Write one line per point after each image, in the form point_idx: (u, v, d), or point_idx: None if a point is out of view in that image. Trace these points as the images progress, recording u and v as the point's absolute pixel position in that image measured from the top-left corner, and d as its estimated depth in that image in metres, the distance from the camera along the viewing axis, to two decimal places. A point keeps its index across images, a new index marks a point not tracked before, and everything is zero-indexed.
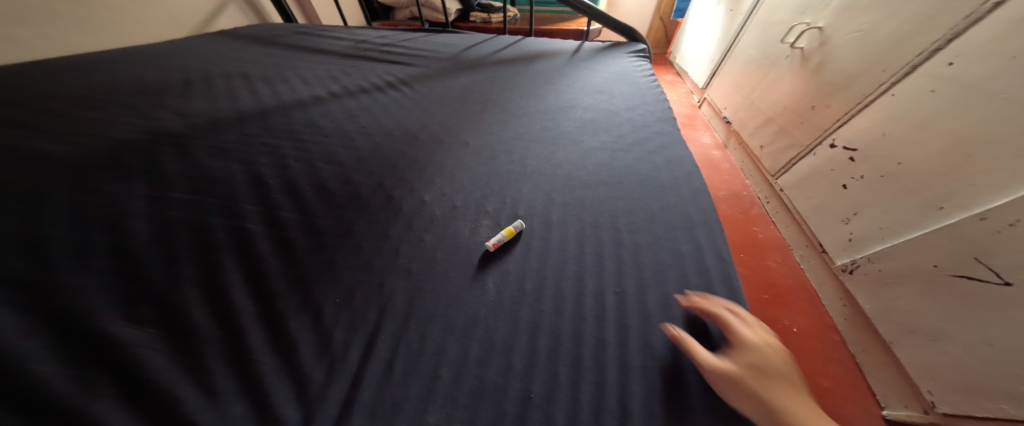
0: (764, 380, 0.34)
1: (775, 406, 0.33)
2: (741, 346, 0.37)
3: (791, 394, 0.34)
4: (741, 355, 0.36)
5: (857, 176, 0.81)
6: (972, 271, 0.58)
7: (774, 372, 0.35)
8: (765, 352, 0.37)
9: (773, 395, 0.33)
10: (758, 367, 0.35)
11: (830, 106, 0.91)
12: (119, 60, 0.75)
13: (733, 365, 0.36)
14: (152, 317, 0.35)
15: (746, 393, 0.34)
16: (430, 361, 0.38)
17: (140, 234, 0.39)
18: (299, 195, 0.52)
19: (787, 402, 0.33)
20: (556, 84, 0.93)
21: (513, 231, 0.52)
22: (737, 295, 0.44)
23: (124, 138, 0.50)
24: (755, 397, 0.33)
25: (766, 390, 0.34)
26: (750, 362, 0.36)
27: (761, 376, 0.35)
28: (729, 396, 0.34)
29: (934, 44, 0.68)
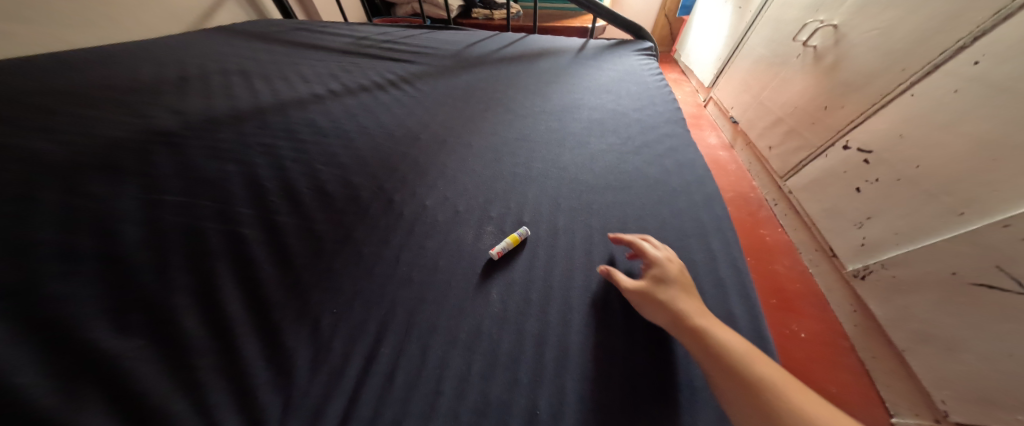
0: (669, 291, 0.40)
1: (678, 310, 0.39)
2: (650, 267, 0.43)
3: (693, 299, 0.40)
4: (651, 274, 0.42)
5: (871, 179, 0.78)
6: (992, 280, 0.56)
7: (679, 283, 0.42)
8: (672, 269, 0.43)
9: (677, 302, 0.39)
10: (664, 282, 0.41)
11: (844, 106, 0.88)
12: (114, 55, 0.73)
13: (645, 283, 0.42)
14: (143, 327, 0.33)
15: (655, 304, 0.40)
16: (432, 375, 0.36)
17: (132, 238, 0.37)
18: (296, 198, 0.50)
19: (688, 305, 0.39)
20: (561, 82, 0.91)
21: (518, 239, 0.50)
22: (753, 309, 0.42)
23: (116, 137, 0.48)
24: (661, 306, 0.40)
25: (670, 298, 0.40)
26: (657, 279, 0.42)
27: (667, 289, 0.41)
28: (642, 309, 0.41)
29: (960, 42, 0.65)
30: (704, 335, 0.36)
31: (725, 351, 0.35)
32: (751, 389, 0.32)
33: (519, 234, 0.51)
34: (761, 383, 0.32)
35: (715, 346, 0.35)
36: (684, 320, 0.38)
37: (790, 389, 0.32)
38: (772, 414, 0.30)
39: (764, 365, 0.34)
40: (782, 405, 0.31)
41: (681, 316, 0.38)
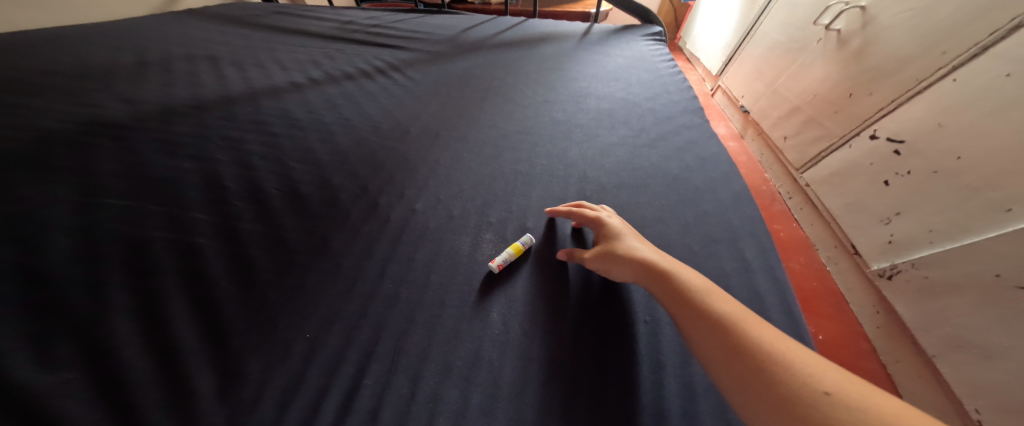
0: (628, 244, 0.39)
1: (639, 263, 0.37)
2: (607, 227, 0.42)
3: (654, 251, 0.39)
4: (609, 234, 0.41)
5: (902, 172, 0.73)
6: None
7: (640, 240, 0.41)
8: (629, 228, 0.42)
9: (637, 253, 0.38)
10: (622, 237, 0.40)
11: (872, 93, 0.82)
12: (64, 39, 0.65)
13: (604, 245, 0.41)
14: (70, 355, 0.27)
15: (617, 260, 0.39)
16: (422, 413, 0.31)
17: (60, 248, 0.31)
18: (265, 202, 0.44)
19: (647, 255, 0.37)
20: (565, 69, 0.83)
21: (521, 248, 0.44)
22: (798, 327, 0.36)
23: (50, 128, 0.41)
24: (620, 261, 0.38)
25: (629, 251, 0.38)
26: (614, 237, 0.41)
27: (627, 245, 0.39)
28: (607, 270, 0.40)
29: (1013, 21, 0.58)
30: (665, 279, 0.34)
31: (686, 292, 0.33)
32: (716, 325, 0.29)
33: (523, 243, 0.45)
34: (724, 318, 0.30)
35: (676, 289, 0.33)
36: (645, 269, 0.36)
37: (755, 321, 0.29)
38: (740, 348, 0.27)
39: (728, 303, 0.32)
40: (749, 336, 0.28)
41: (641, 266, 0.37)
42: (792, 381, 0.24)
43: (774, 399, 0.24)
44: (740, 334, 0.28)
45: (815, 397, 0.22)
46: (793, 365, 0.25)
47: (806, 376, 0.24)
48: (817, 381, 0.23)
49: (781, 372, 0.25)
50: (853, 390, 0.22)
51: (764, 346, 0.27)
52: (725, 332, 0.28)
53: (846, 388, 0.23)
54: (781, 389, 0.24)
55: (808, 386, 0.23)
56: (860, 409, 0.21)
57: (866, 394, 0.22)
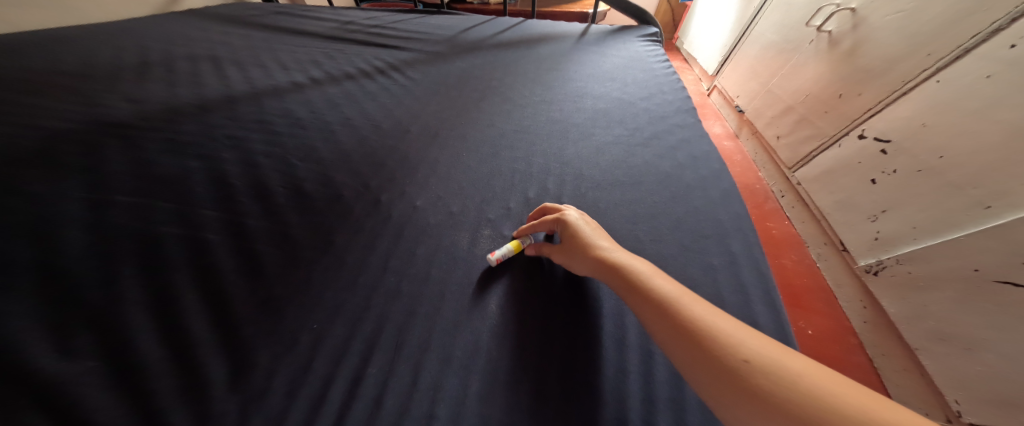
0: (585, 238, 0.39)
1: (595, 257, 0.37)
2: (564, 221, 0.42)
3: (609, 242, 0.39)
4: (568, 228, 0.42)
5: (889, 171, 0.75)
6: (1019, 278, 0.53)
7: (597, 231, 0.41)
8: (586, 220, 0.42)
9: (594, 247, 0.38)
10: (580, 231, 0.40)
11: (861, 94, 0.84)
12: (68, 39, 0.66)
13: (565, 241, 0.42)
14: (89, 346, 0.29)
15: (576, 255, 0.40)
16: (424, 400, 0.32)
17: (76, 245, 0.33)
18: (270, 199, 0.45)
19: (602, 247, 0.38)
20: (562, 70, 0.85)
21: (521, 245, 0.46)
22: (780, 317, 0.38)
23: (61, 129, 0.42)
24: (579, 256, 0.39)
25: (585, 245, 0.39)
26: (572, 232, 0.41)
27: (584, 239, 0.40)
28: (569, 264, 0.41)
29: (993, 25, 0.61)
30: (620, 269, 0.35)
31: (640, 281, 0.33)
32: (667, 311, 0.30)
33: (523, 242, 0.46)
34: (676, 304, 0.30)
35: (629, 280, 0.34)
36: (602, 262, 0.36)
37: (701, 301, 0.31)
38: (691, 334, 0.28)
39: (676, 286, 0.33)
40: (699, 322, 0.29)
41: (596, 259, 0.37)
42: (738, 361, 0.25)
43: (723, 381, 0.25)
44: (692, 321, 0.29)
45: (756, 373, 0.24)
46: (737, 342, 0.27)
47: (747, 352, 0.26)
48: (758, 356, 0.25)
49: (729, 355, 0.26)
50: (781, 359, 0.25)
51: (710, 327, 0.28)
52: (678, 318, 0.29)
53: (775, 357, 0.25)
54: (730, 371, 0.25)
55: (753, 364, 0.25)
56: (792, 381, 0.23)
57: (789, 359, 0.25)
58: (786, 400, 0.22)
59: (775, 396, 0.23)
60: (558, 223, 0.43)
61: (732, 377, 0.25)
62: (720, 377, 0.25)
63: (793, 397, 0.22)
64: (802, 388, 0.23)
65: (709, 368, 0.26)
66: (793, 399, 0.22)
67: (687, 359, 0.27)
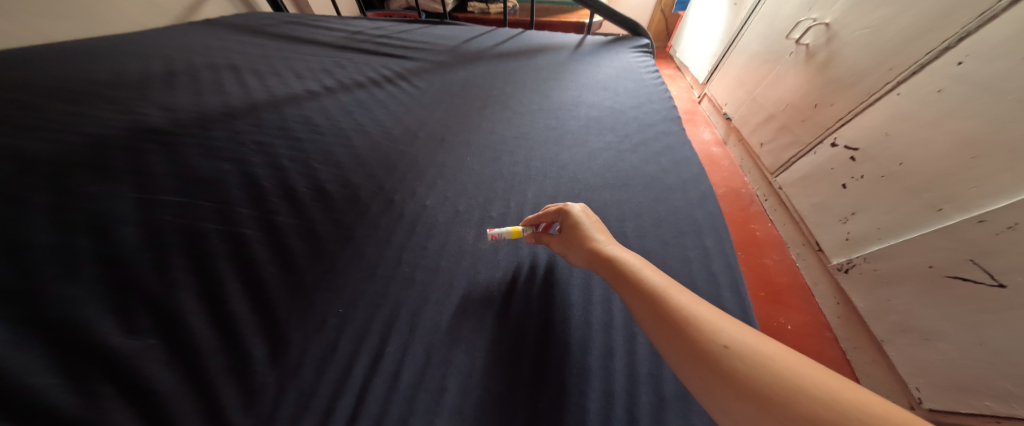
0: (583, 231, 0.44)
1: (589, 249, 0.42)
2: (566, 215, 0.47)
3: (605, 234, 0.43)
4: (569, 221, 0.46)
5: (856, 176, 0.82)
6: (967, 273, 0.61)
7: (594, 224, 0.45)
8: (587, 214, 0.46)
9: (590, 239, 0.43)
10: (579, 225, 0.45)
11: (833, 105, 0.91)
12: (96, 50, 0.70)
13: (563, 234, 0.46)
14: (151, 326, 0.34)
15: (573, 247, 0.44)
16: (437, 373, 0.37)
17: (130, 239, 0.37)
18: (296, 199, 0.50)
19: (597, 239, 0.42)
20: (558, 79, 0.91)
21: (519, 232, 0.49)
22: (744, 302, 0.43)
23: (106, 135, 0.47)
24: (576, 248, 0.44)
25: (582, 238, 0.43)
26: (573, 225, 0.45)
27: (581, 232, 0.44)
28: (565, 253, 0.46)
29: (944, 43, 0.68)
30: (610, 260, 0.39)
31: (629, 272, 0.37)
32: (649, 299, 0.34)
33: (524, 231, 0.50)
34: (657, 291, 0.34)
35: (618, 269, 0.38)
36: (594, 254, 0.41)
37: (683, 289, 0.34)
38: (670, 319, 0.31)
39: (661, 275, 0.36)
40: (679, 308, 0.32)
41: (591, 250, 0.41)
42: (709, 343, 0.28)
43: (698, 361, 0.28)
44: (673, 308, 0.32)
45: (724, 354, 0.27)
46: (710, 326, 0.29)
47: (719, 335, 0.29)
48: (728, 338, 0.28)
49: (702, 338, 0.29)
50: (750, 341, 0.28)
51: (687, 311, 0.31)
52: (658, 305, 0.32)
53: (746, 340, 0.28)
54: (704, 352, 0.28)
55: (722, 345, 0.28)
56: (755, 360, 0.26)
57: (758, 342, 0.28)
58: (746, 377, 0.25)
59: (736, 373, 0.26)
60: (561, 214, 0.47)
61: (700, 356, 0.28)
62: (689, 356, 0.29)
63: (753, 374, 0.25)
64: (763, 366, 0.26)
65: (680, 348, 0.29)
66: (753, 377, 0.25)
67: (667, 343, 0.31)
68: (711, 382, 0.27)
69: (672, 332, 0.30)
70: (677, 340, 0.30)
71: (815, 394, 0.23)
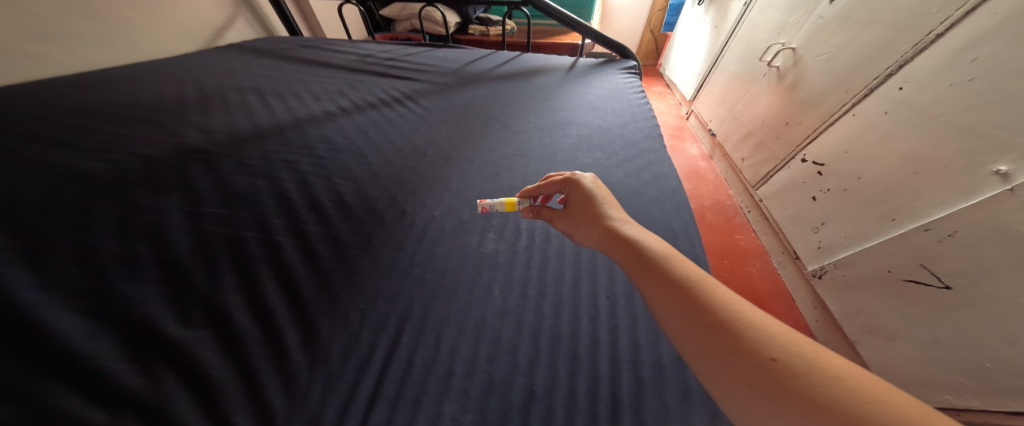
0: (595, 210, 0.49)
1: (603, 234, 0.46)
2: (578, 191, 0.53)
3: (619, 215, 0.48)
4: (587, 207, 0.50)
5: (825, 189, 0.97)
6: (919, 276, 0.71)
7: (611, 211, 0.49)
8: (602, 194, 0.52)
9: (604, 218, 0.48)
10: (593, 203, 0.50)
11: (802, 123, 1.10)
12: (135, 75, 0.78)
13: (576, 217, 0.52)
14: (203, 319, 0.40)
15: (585, 227, 0.50)
16: (445, 360, 0.43)
17: (183, 245, 0.43)
18: (321, 210, 0.57)
19: (613, 220, 0.47)
20: (552, 100, 0.99)
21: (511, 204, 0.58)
22: None
23: (154, 154, 0.53)
24: (590, 229, 0.49)
25: (597, 217, 0.48)
26: (583, 200, 0.52)
27: (597, 218, 0.48)
28: (572, 233, 0.53)
29: (884, 74, 0.85)
30: (627, 244, 0.43)
31: (650, 264, 0.40)
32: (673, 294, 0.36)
33: (519, 204, 0.60)
34: (681, 286, 0.36)
35: (637, 260, 0.41)
36: (605, 236, 0.46)
37: (708, 282, 0.36)
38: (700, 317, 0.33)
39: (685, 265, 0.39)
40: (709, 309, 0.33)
41: (605, 228, 0.46)
42: (737, 341, 0.30)
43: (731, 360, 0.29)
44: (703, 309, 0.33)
45: (757, 355, 0.29)
46: (738, 324, 0.31)
47: (749, 334, 0.30)
48: (762, 340, 0.30)
49: (731, 337, 0.31)
50: (783, 342, 0.29)
51: (712, 307, 0.33)
52: (683, 302, 0.35)
53: (780, 339, 0.29)
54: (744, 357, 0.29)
55: (752, 343, 0.29)
56: (791, 362, 0.27)
57: (793, 342, 0.29)
58: (781, 378, 0.27)
59: (769, 373, 0.27)
60: (568, 186, 0.54)
61: (726, 354, 0.30)
62: (713, 354, 0.31)
63: (789, 377, 0.26)
64: (799, 368, 0.27)
65: (704, 346, 0.31)
66: (790, 379, 0.26)
67: (689, 338, 0.33)
68: (736, 381, 0.28)
69: (695, 331, 0.32)
70: (703, 339, 0.32)
71: (856, 399, 0.24)
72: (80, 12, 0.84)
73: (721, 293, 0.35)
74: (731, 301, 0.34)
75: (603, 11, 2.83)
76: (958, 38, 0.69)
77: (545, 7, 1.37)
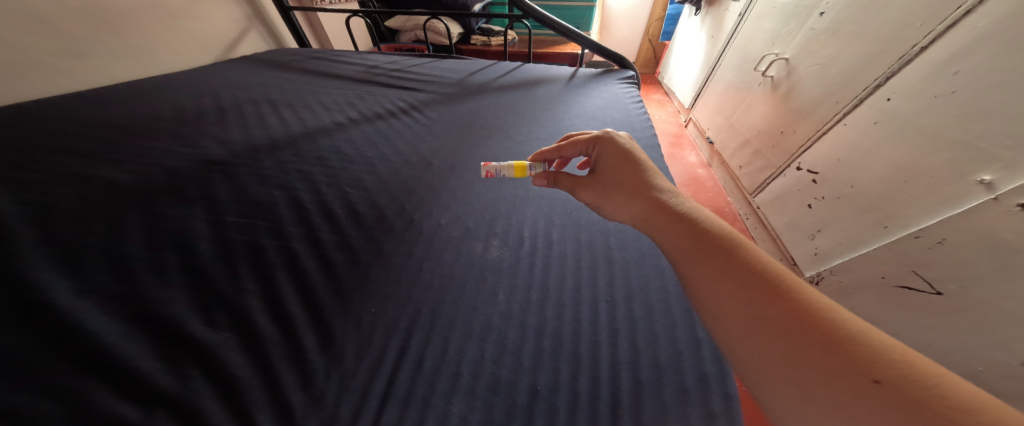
0: (635, 187, 0.52)
1: (637, 214, 0.51)
2: (614, 157, 0.58)
3: (665, 189, 0.51)
4: (623, 180, 0.54)
5: (820, 197, 1.07)
6: (912, 282, 0.79)
7: (649, 181, 0.53)
8: (641, 160, 0.56)
9: (647, 193, 0.51)
10: (632, 171, 0.55)
11: (796, 131, 1.22)
12: (155, 89, 0.82)
13: (605, 192, 0.55)
14: (226, 322, 0.42)
15: (621, 201, 0.53)
16: (453, 361, 0.45)
17: (206, 252, 0.46)
18: (334, 219, 0.59)
19: (660, 194, 0.51)
20: (553, 110, 1.03)
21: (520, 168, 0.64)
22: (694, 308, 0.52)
23: (176, 166, 0.56)
24: (632, 201, 0.52)
25: (644, 190, 0.51)
26: (611, 153, 0.58)
27: (630, 194, 0.52)
28: (599, 206, 0.56)
29: (866, 89, 0.97)
30: (681, 226, 0.45)
31: (710, 257, 0.41)
32: (737, 298, 0.37)
33: (530, 169, 0.65)
34: (754, 286, 0.37)
35: (690, 252, 0.43)
36: (641, 215, 0.50)
37: (787, 281, 0.36)
38: (780, 330, 0.33)
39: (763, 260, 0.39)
40: (783, 315, 0.34)
41: (655, 203, 0.49)
42: (822, 351, 0.31)
43: (830, 376, 0.29)
44: (776, 315, 0.34)
45: (854, 371, 0.29)
46: (827, 335, 0.32)
47: (843, 347, 0.30)
48: (861, 356, 0.30)
49: (820, 348, 0.31)
50: (892, 360, 0.29)
51: (790, 310, 0.34)
52: (755, 303, 0.36)
53: (886, 355, 0.29)
54: (847, 375, 0.29)
55: (846, 356, 0.30)
56: (897, 384, 0.27)
57: (903, 360, 0.29)
58: (887, 400, 0.26)
59: (867, 391, 0.27)
60: (600, 142, 0.60)
61: (811, 364, 0.31)
62: (799, 364, 0.31)
63: (897, 400, 0.26)
64: (909, 390, 0.26)
65: (779, 352, 0.32)
66: (898, 403, 0.26)
67: (767, 346, 0.33)
68: (820, 389, 0.29)
69: (767, 337, 0.34)
70: (776, 343, 0.33)
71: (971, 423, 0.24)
72: (103, 28, 0.89)
73: (806, 297, 0.35)
74: (820, 306, 0.34)
75: (602, 20, 2.93)
76: (937, 52, 0.80)
77: (540, 17, 1.40)
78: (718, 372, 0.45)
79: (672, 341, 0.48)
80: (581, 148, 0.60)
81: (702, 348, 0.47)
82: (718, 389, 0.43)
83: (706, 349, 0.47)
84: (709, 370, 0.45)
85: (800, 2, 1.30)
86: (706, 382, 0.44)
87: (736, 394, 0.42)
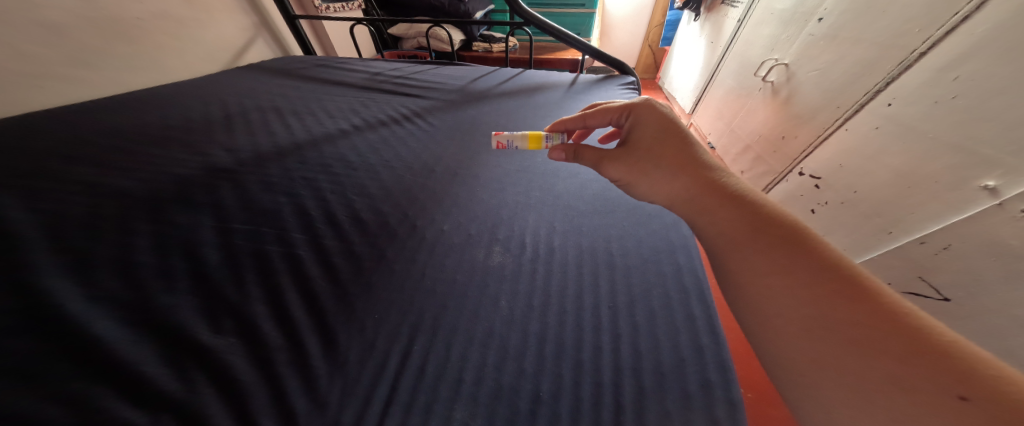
0: (675, 163, 0.53)
1: (671, 194, 0.52)
2: (648, 125, 0.58)
3: (706, 168, 0.52)
4: (660, 151, 0.55)
5: (822, 202, 1.13)
6: (920, 289, 0.84)
7: (687, 153, 0.54)
8: (682, 132, 0.57)
9: (685, 172, 0.52)
10: (668, 144, 0.55)
11: (798, 137, 1.28)
12: (164, 98, 0.83)
13: (636, 168, 0.57)
14: (232, 328, 0.42)
15: (660, 176, 0.54)
16: (455, 366, 0.46)
17: (214, 260, 0.47)
18: (338, 225, 0.60)
19: (707, 174, 0.51)
20: (556, 115, 1.04)
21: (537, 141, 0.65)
22: (695, 316, 0.52)
23: (183, 174, 0.57)
24: (672, 178, 0.53)
25: (686, 168, 0.52)
26: (646, 120, 0.59)
27: (662, 172, 0.54)
28: (630, 185, 0.58)
29: (865, 96, 1.02)
30: (732, 216, 0.46)
31: (769, 254, 0.41)
32: (796, 297, 0.37)
33: (547, 140, 0.66)
34: (821, 287, 0.37)
35: (744, 248, 0.43)
36: (676, 195, 0.52)
37: (866, 284, 0.36)
38: (846, 333, 0.34)
39: (834, 257, 0.39)
40: (851, 318, 0.34)
41: (703, 184, 0.50)
42: (897, 358, 0.31)
43: (901, 385, 0.30)
44: (843, 318, 0.34)
45: (938, 385, 0.29)
46: (905, 344, 0.31)
47: (926, 358, 0.30)
48: (952, 370, 0.29)
49: (895, 357, 0.31)
50: (982, 375, 0.29)
51: (864, 313, 0.34)
52: (820, 305, 0.36)
53: (978, 371, 0.29)
54: (926, 386, 0.29)
55: (929, 369, 0.30)
56: (985, 401, 0.27)
57: (999, 376, 0.28)
58: (973, 415, 0.27)
59: (947, 404, 0.28)
60: (630, 110, 0.61)
61: (881, 371, 0.31)
62: (862, 368, 0.32)
63: (986, 415, 0.26)
64: (996, 407, 0.27)
65: (843, 354, 0.33)
66: (983, 418, 0.26)
67: (830, 347, 0.34)
68: (885, 394, 0.30)
69: (828, 339, 0.34)
70: (838, 346, 0.33)
71: None
72: (113, 37, 0.91)
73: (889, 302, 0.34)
74: (904, 312, 0.33)
75: (603, 27, 2.97)
76: (935, 59, 0.83)
77: (540, 24, 1.42)
78: (722, 379, 0.44)
79: (674, 348, 0.48)
80: (612, 116, 0.61)
81: (706, 354, 0.47)
82: (723, 398, 0.42)
83: (710, 356, 0.47)
84: (713, 377, 0.45)
85: (798, 9, 1.33)
86: (709, 390, 0.43)
87: (741, 402, 0.42)
